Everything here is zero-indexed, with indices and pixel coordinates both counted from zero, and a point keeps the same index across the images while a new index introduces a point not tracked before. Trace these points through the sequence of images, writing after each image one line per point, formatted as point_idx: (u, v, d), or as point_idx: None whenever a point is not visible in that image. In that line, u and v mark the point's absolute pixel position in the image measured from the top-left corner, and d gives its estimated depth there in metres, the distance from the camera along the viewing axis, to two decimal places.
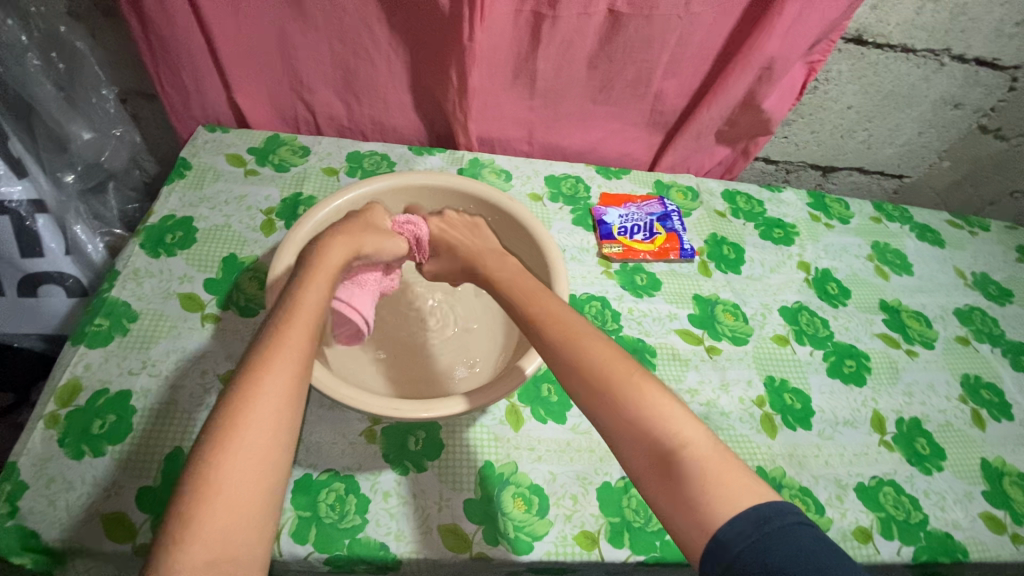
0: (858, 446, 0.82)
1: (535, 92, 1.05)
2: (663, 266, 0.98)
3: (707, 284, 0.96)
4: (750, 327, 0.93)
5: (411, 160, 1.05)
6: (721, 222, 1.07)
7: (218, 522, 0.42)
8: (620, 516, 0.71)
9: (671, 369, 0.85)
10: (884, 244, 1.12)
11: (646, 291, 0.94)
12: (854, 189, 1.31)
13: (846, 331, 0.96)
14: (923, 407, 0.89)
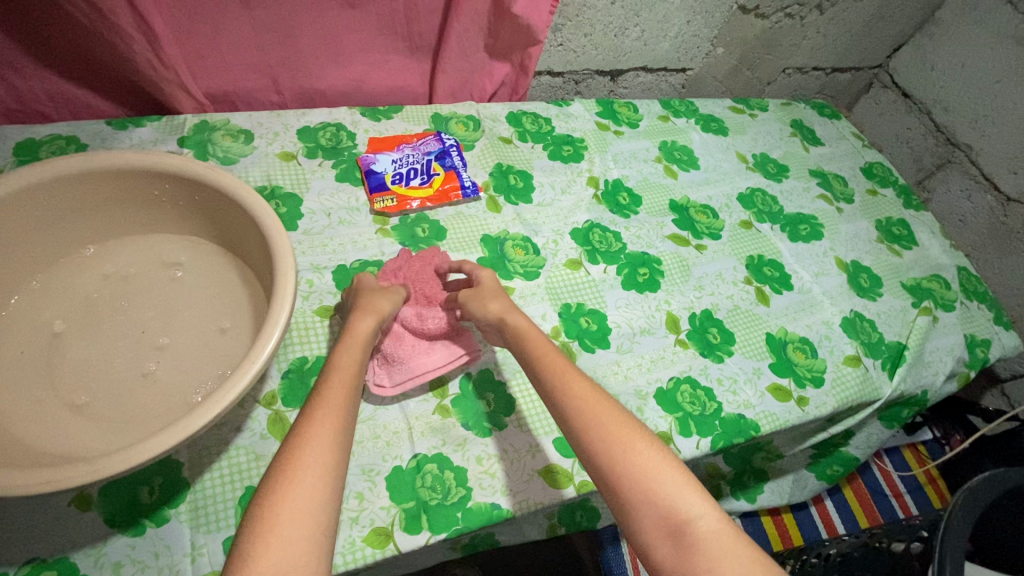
0: (653, 352, 0.83)
1: (260, 34, 0.87)
2: (448, 210, 0.93)
3: (494, 222, 0.93)
4: (541, 258, 0.90)
5: (108, 138, 0.85)
6: (505, 149, 1.03)
7: (270, 556, 0.47)
8: (415, 499, 0.69)
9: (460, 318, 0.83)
10: (671, 143, 1.14)
11: (426, 243, 0.89)
12: (644, 90, 1.31)
13: (638, 239, 0.97)
14: (713, 297, 0.93)
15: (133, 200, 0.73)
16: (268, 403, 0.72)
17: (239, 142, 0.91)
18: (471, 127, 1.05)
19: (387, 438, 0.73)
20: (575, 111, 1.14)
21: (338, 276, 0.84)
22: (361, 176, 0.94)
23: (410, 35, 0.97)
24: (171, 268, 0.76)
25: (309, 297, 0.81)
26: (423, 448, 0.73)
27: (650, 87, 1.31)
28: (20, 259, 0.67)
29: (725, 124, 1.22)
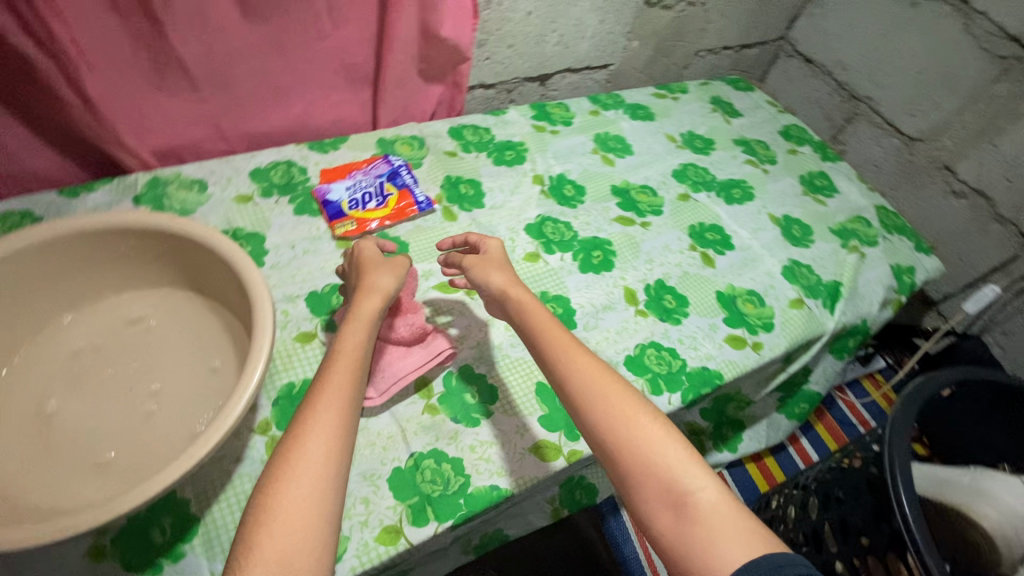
0: (757, 254, 0.87)
1: (529, 60, 1.01)
2: (704, 198, 0.94)
3: (728, 223, 0.90)
4: (734, 245, 0.88)
5: (498, 122, 0.97)
6: (797, 159, 1.07)
7: (641, 474, 0.47)
8: (649, 370, 0.70)
9: (741, 266, 0.85)
10: (906, 269, 0.93)
11: (716, 247, 0.87)
12: (861, 157, 1.22)
13: (772, 194, 0.97)
14: (846, 274, 0.87)
15: (108, 259, 0.57)
16: (264, 430, 0.58)
17: (415, 151, 0.88)
18: (765, 149, 1.07)
19: (704, 331, 0.76)
20: (839, 162, 1.10)
21: (687, 232, 0.88)
22: (618, 148, 0.99)
23: (618, 65, 1.14)
24: (141, 324, 0.58)
25: (649, 264, 0.82)
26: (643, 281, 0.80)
27: (890, 159, 1.17)
28: (34, 307, 0.54)
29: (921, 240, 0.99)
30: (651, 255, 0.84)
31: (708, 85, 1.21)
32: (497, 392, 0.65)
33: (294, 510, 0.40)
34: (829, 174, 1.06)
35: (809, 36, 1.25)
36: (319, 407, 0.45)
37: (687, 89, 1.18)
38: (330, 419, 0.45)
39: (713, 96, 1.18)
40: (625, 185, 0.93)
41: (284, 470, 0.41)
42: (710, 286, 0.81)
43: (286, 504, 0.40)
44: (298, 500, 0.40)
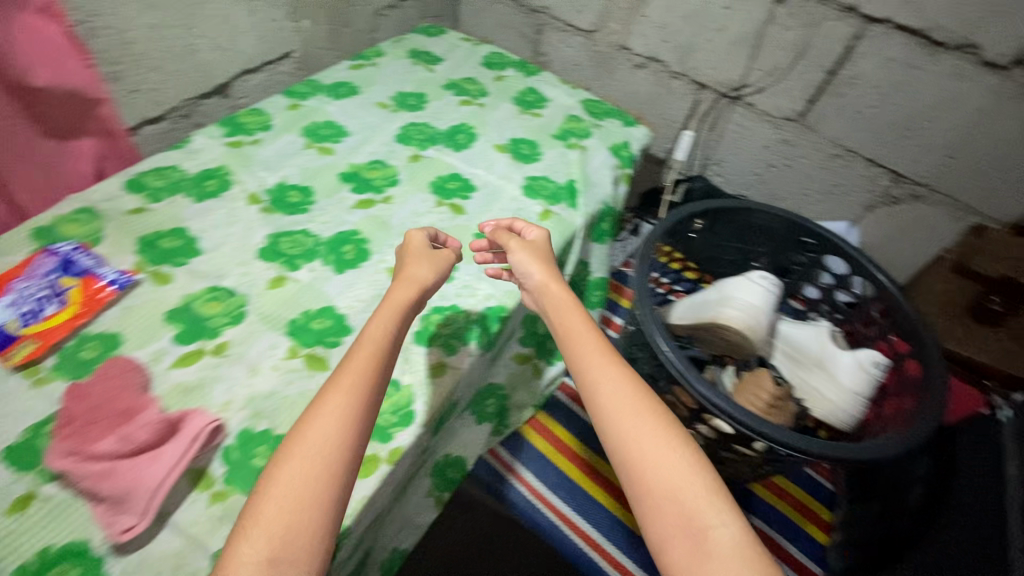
0: (497, 185, 0.91)
1: (190, 75, 0.89)
2: (434, 151, 0.94)
3: (464, 166, 0.92)
4: (476, 185, 0.90)
5: (180, 154, 0.84)
6: (506, 83, 1.12)
7: (664, 503, 0.48)
8: (437, 336, 0.70)
9: (484, 200, 0.88)
10: (622, 146, 1.05)
11: (460, 194, 0.88)
12: (562, 61, 1.33)
13: (494, 124, 1.01)
14: (576, 172, 0.96)
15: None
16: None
17: (87, 225, 0.73)
18: (473, 85, 1.10)
19: (476, 275, 0.78)
20: (541, 73, 1.17)
21: (430, 189, 0.88)
22: (333, 133, 0.93)
23: (301, 49, 1.06)
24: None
25: (405, 235, 0.80)
26: None
27: (583, 55, 1.28)
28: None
29: (630, 116, 1.13)
30: (403, 225, 0.82)
31: (401, 40, 1.18)
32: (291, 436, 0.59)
33: (294, 490, 0.45)
34: (536, 87, 1.13)
35: None
36: (327, 401, 0.50)
37: (383, 51, 1.14)
38: (338, 414, 0.49)
39: (409, 49, 1.16)
40: (353, 167, 0.88)
41: (290, 455, 0.47)
42: (467, 232, 0.83)
43: (287, 483, 0.45)
44: (295, 486, 0.45)
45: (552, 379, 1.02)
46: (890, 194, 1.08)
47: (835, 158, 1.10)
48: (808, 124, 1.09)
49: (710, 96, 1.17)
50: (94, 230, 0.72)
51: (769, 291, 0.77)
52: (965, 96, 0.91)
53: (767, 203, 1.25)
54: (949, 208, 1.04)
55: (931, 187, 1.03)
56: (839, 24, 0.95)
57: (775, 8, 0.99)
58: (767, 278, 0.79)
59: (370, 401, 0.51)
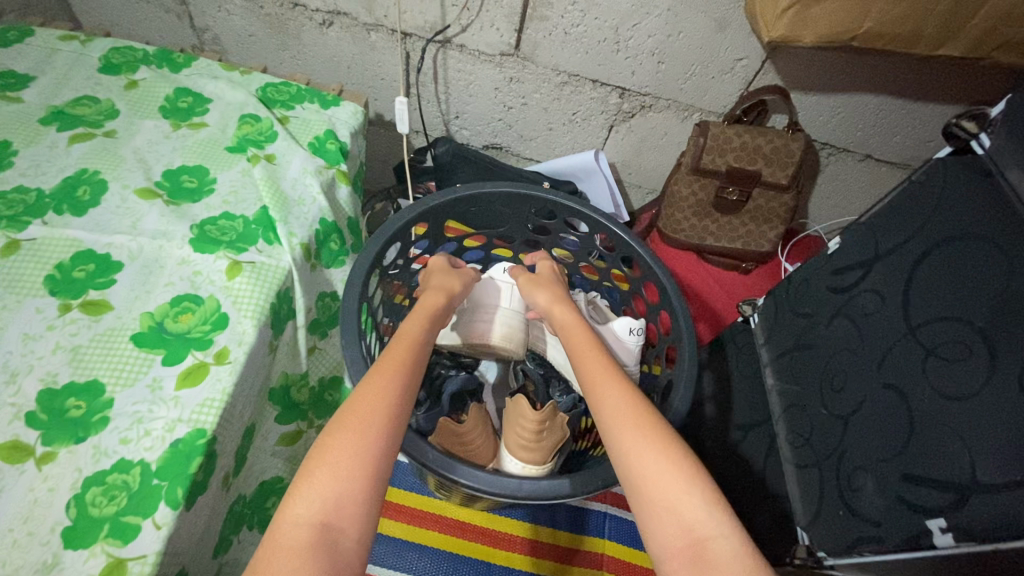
0: (155, 248, 0.66)
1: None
2: (41, 228, 0.65)
3: (95, 238, 0.65)
4: (122, 261, 0.65)
5: None
6: (142, 91, 0.82)
7: (659, 508, 0.42)
8: (102, 518, 0.50)
9: (138, 280, 0.64)
10: (327, 136, 0.85)
11: (98, 283, 0.62)
12: (233, 34, 1.03)
13: (136, 159, 0.74)
14: (267, 193, 0.74)
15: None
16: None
17: None
18: (91, 105, 0.79)
19: (147, 402, 0.56)
20: (194, 62, 0.89)
21: (47, 291, 0.61)
22: None
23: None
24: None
25: (15, 382, 0.55)
26: (15, 419, 0.53)
27: (253, 23, 1.01)
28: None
29: (329, 93, 0.91)
30: (9, 367, 0.55)
31: None
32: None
33: (324, 474, 0.43)
34: (190, 84, 0.85)
35: None
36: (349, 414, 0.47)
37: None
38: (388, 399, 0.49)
39: None
40: None
41: (341, 435, 0.45)
42: (120, 337, 0.59)
43: (316, 473, 0.43)
44: (333, 470, 0.43)
45: None
46: (623, 110, 1.05)
47: (563, 86, 1.02)
48: (526, 55, 0.98)
49: (417, 44, 0.99)
50: None
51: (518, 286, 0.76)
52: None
53: (521, 146, 1.16)
54: (675, 110, 1.04)
55: (654, 94, 1.01)
56: None
57: None
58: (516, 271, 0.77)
59: (407, 389, 0.51)
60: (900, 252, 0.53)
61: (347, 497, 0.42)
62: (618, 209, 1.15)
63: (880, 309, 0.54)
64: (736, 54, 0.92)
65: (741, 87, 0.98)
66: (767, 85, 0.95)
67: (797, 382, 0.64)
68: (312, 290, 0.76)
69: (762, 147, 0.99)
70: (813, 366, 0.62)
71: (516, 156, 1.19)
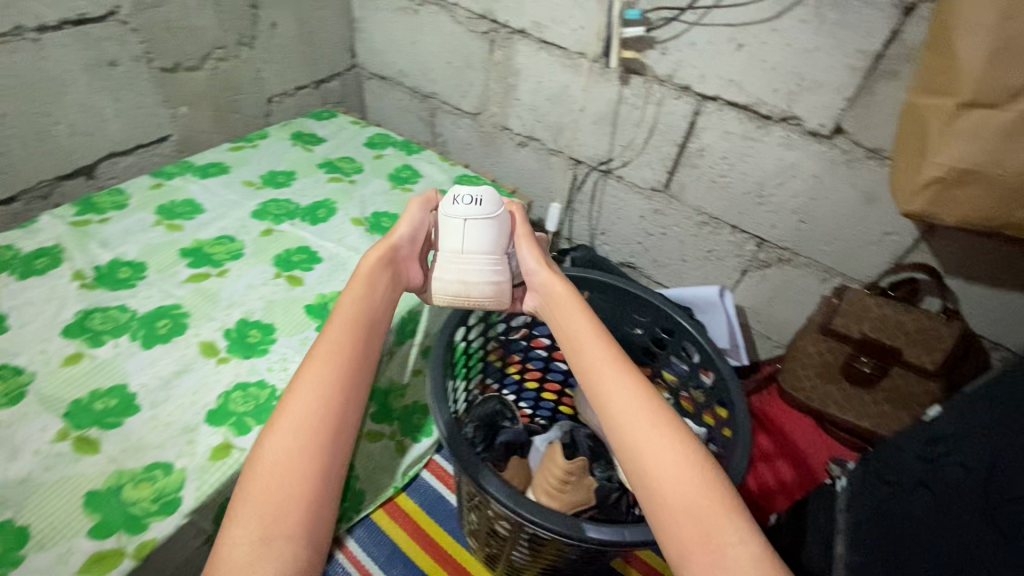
0: (345, 256, 0.91)
1: (49, 159, 0.93)
2: (289, 227, 0.95)
3: (313, 240, 0.93)
4: (323, 257, 0.90)
5: (23, 233, 0.85)
6: (382, 162, 1.16)
7: (681, 519, 0.48)
8: (232, 414, 0.67)
9: (326, 273, 0.88)
10: None
11: (302, 266, 0.88)
12: (457, 141, 1.39)
13: (360, 201, 1.04)
14: None
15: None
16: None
17: None
18: (351, 164, 1.14)
19: (294, 349, 0.76)
20: (423, 151, 1.22)
21: (273, 262, 0.88)
22: (186, 211, 0.95)
23: (180, 133, 1.11)
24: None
25: (230, 309, 0.79)
26: (221, 329, 0.76)
27: (472, 136, 1.35)
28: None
29: (505, 190, 1.16)
30: (231, 299, 0.81)
31: (289, 125, 1.24)
32: (31, 528, 0.55)
33: (281, 474, 0.49)
34: (413, 164, 1.17)
35: (368, 57, 1.40)
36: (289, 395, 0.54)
37: (268, 134, 1.19)
38: (326, 377, 0.55)
39: (294, 132, 1.21)
40: (196, 244, 0.89)
41: (278, 432, 0.51)
42: (298, 303, 0.82)
43: (270, 471, 0.49)
44: (285, 476, 0.49)
45: (417, 457, 0.98)
46: (758, 258, 1.10)
47: (703, 225, 1.12)
48: (672, 193, 1.12)
49: (584, 169, 1.21)
50: None
51: (470, 219, 0.70)
52: (798, 164, 0.95)
53: (654, 270, 1.26)
54: (813, 270, 1.05)
55: (792, 249, 1.05)
56: (678, 101, 1.01)
57: (621, 90, 1.05)
58: (469, 201, 0.71)
59: (348, 358, 0.57)
60: (979, 428, 0.51)
61: (292, 473, 0.49)
62: (736, 349, 1.14)
63: (967, 479, 0.49)
64: (884, 227, 0.93)
65: (890, 260, 0.96)
66: (919, 263, 0.92)
67: (862, 549, 0.56)
68: (435, 321, 0.92)
69: (906, 324, 0.95)
70: (878, 523, 0.57)
71: (648, 279, 1.29)
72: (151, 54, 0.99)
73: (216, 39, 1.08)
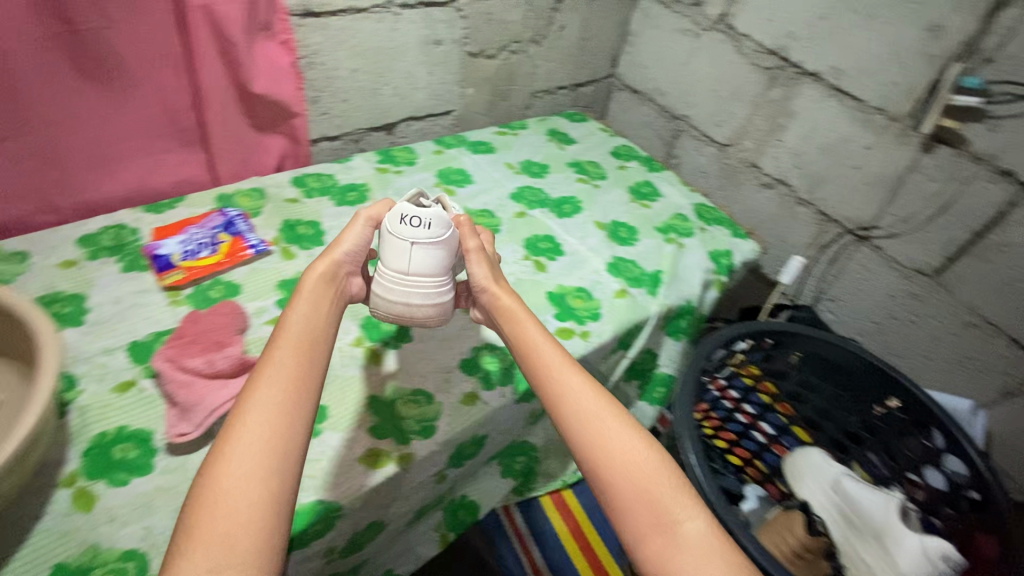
0: (585, 254, 0.95)
1: (368, 112, 1.08)
2: (539, 213, 1.02)
3: (559, 231, 0.98)
4: (566, 250, 0.95)
5: (341, 168, 1.03)
6: (626, 173, 1.18)
7: (632, 504, 0.51)
8: (481, 371, 0.76)
9: (567, 266, 0.92)
10: (725, 254, 1.03)
11: (548, 253, 0.94)
12: (692, 168, 1.39)
13: (603, 205, 1.07)
14: (666, 263, 0.96)
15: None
16: (69, 481, 0.57)
17: (254, 201, 0.92)
18: (596, 168, 1.18)
19: (534, 328, 0.82)
20: (664, 171, 1.23)
21: (523, 243, 0.95)
22: (457, 180, 1.07)
23: (461, 110, 1.24)
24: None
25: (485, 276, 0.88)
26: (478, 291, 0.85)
27: (712, 165, 1.33)
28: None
29: (743, 230, 1.12)
30: None
31: (545, 120, 1.33)
32: (328, 410, 0.67)
33: (240, 496, 0.43)
34: (654, 182, 1.17)
35: (629, 70, 1.45)
36: (245, 404, 0.48)
37: (527, 125, 1.30)
38: (277, 391, 0.49)
39: (549, 128, 1.30)
40: (465, 210, 1.00)
41: (236, 449, 0.45)
42: (541, 287, 0.87)
43: (229, 498, 0.43)
44: (244, 501, 0.43)
45: None
46: None
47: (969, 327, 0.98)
48: (942, 282, 1.00)
49: (835, 232, 1.12)
50: (256, 208, 0.91)
51: (417, 243, 0.65)
52: None
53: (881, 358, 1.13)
54: None
55: None
56: (991, 185, 0.89)
57: (920, 156, 0.95)
58: (417, 220, 0.65)
59: (302, 377, 0.50)
60: None
61: (230, 493, 0.43)
62: None
63: None
64: None
65: None
66: None
67: None
68: (652, 340, 0.92)
69: None
70: None
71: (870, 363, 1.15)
72: (467, 39, 1.11)
73: (517, 33, 1.19)
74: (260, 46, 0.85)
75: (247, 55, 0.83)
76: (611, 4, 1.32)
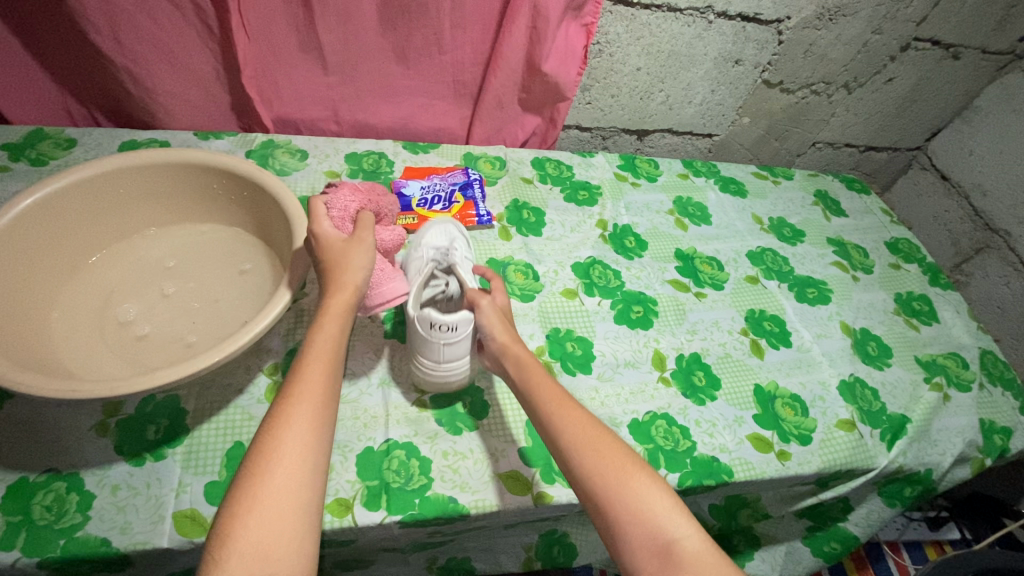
0: (815, 357, 0.79)
1: (630, 113, 1.01)
2: (774, 286, 0.88)
3: (792, 317, 0.83)
4: (794, 344, 0.80)
5: (581, 162, 0.99)
6: (897, 276, 0.96)
7: (626, 524, 0.45)
8: (653, 443, 0.65)
9: (789, 363, 0.78)
10: (1002, 430, 0.80)
11: (772, 339, 0.80)
12: (985, 297, 1.12)
13: (855, 306, 0.88)
14: (917, 410, 0.76)
15: (187, 188, 0.67)
16: (270, 372, 0.64)
17: (495, 170, 0.92)
18: (862, 257, 0.98)
19: (727, 421, 0.69)
20: (951, 290, 0.97)
21: (745, 315, 0.82)
22: (695, 215, 0.96)
23: (724, 137, 1.11)
24: (237, 266, 0.66)
25: (690, 335, 0.78)
26: (680, 351, 0.75)
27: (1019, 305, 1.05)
28: (75, 234, 0.61)
29: None
30: (696, 326, 0.79)
31: (816, 176, 1.13)
32: (489, 409, 0.66)
33: (279, 500, 0.40)
34: (933, 299, 0.94)
35: (949, 150, 1.17)
36: (281, 421, 0.43)
37: (792, 176, 1.11)
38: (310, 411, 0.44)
39: (819, 188, 1.10)
40: (694, 252, 0.90)
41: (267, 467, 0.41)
42: (750, 376, 0.75)
43: (267, 504, 0.40)
44: (281, 503, 0.40)
45: None
46: None
47: None
48: None
49: None
50: (492, 177, 0.91)
51: (449, 344, 0.58)
52: None
53: None
54: None
55: None
56: None
57: None
58: (445, 325, 0.56)
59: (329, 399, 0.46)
60: None
61: (257, 501, 0.40)
62: None
63: None
64: None
65: None
66: None
67: None
68: (856, 490, 0.75)
69: None
70: None
71: None
72: (771, 65, 0.97)
73: (831, 74, 1.01)
74: (563, 25, 0.82)
75: (549, 31, 0.81)
76: (968, 68, 1.05)
